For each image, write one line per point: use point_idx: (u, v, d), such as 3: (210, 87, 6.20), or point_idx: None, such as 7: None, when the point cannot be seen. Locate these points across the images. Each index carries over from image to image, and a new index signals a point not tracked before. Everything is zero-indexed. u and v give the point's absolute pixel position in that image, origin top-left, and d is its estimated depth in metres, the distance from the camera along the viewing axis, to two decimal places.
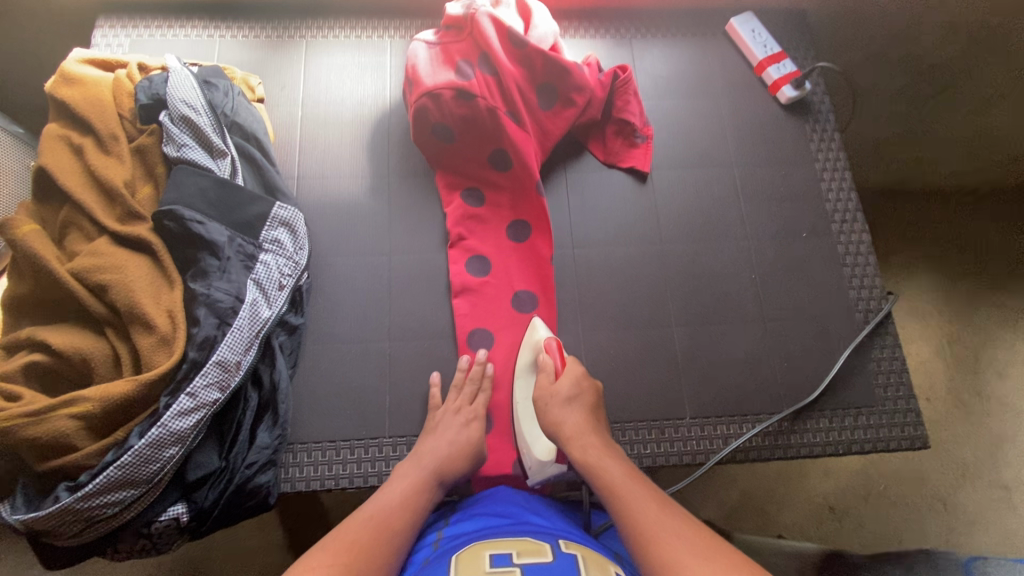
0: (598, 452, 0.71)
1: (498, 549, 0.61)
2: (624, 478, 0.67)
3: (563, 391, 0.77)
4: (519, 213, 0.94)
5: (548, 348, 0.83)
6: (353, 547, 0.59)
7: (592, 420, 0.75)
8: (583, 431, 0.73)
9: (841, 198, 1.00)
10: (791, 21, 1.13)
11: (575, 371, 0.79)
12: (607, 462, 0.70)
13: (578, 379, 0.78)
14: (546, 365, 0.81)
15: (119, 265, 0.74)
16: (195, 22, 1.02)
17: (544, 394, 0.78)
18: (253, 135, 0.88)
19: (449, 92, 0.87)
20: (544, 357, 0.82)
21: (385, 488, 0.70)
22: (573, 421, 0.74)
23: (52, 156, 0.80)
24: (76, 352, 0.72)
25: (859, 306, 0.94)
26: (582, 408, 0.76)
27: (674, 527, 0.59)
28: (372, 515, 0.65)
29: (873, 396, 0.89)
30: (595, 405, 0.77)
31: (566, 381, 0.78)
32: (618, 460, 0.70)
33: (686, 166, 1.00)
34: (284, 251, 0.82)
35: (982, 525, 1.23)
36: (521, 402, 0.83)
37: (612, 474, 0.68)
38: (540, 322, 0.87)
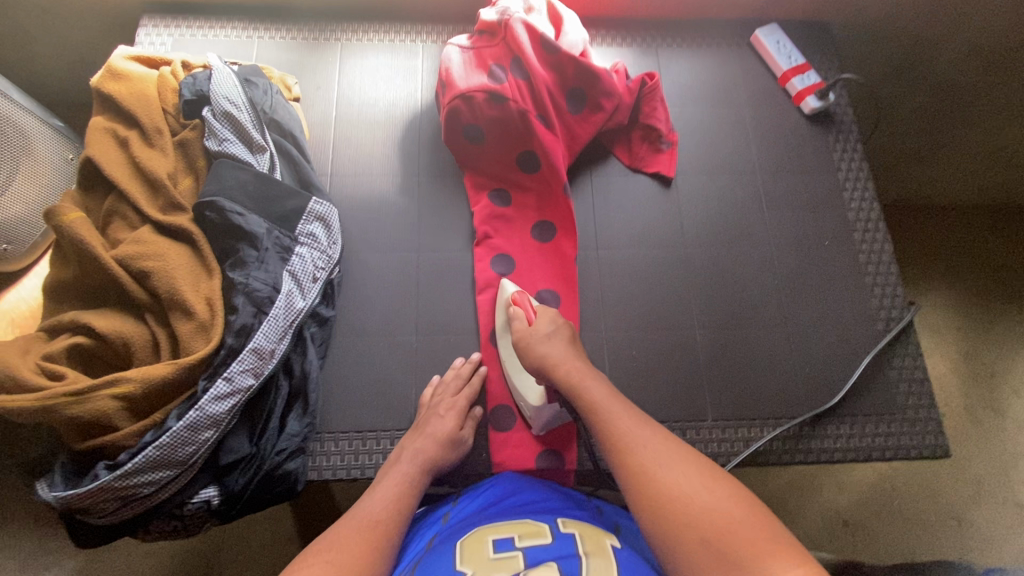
0: (580, 375, 0.74)
1: (500, 534, 0.62)
2: (605, 398, 0.70)
3: (542, 329, 0.81)
4: (545, 214, 0.95)
5: (519, 301, 0.86)
6: (346, 550, 0.61)
7: (573, 348, 0.79)
8: (567, 359, 0.77)
9: (864, 208, 1.01)
10: (815, 34, 1.15)
11: (549, 314, 0.84)
12: (589, 383, 0.73)
13: (555, 316, 0.83)
14: (518, 315, 0.84)
15: (160, 253, 0.76)
16: (235, 24, 1.05)
17: (524, 335, 0.82)
18: (289, 132, 0.91)
19: (481, 95, 0.89)
20: (514, 309, 0.85)
21: (372, 491, 0.71)
22: (556, 352, 0.78)
23: (98, 147, 0.83)
24: (117, 335, 0.74)
25: (881, 314, 0.95)
26: (562, 339, 0.80)
27: (644, 437, 0.63)
28: (364, 521, 0.66)
29: (894, 404, 0.90)
30: (573, 337, 0.81)
31: (543, 321, 0.82)
32: (599, 383, 0.73)
33: (709, 172, 1.01)
34: (319, 244, 0.85)
35: (997, 542, 1.22)
36: (504, 355, 0.87)
37: (593, 395, 0.71)
38: (509, 279, 0.90)
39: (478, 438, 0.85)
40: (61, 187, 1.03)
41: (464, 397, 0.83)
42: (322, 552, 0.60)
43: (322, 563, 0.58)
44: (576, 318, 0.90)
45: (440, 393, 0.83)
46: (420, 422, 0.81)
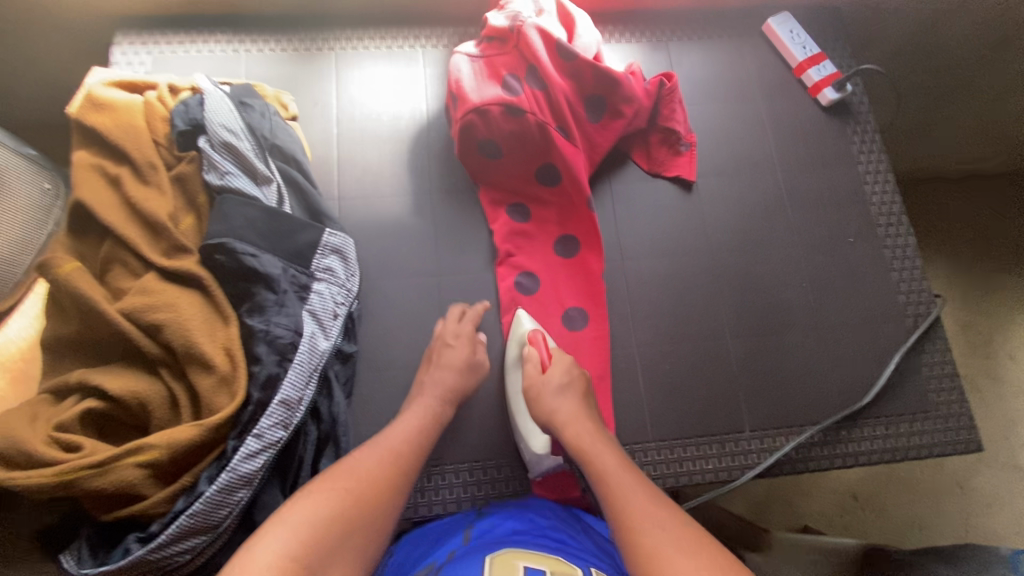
0: (592, 439, 0.72)
1: (531, 562, 0.59)
2: (617, 470, 0.67)
3: (555, 380, 0.78)
4: (567, 227, 0.92)
5: (534, 340, 0.83)
6: (366, 477, 0.64)
7: (586, 404, 0.77)
8: (578, 417, 0.74)
9: (886, 201, 0.99)
10: (827, 18, 1.11)
11: (564, 362, 0.81)
12: (602, 452, 0.70)
13: (569, 367, 0.80)
14: (531, 356, 0.82)
15: (171, 303, 0.71)
16: (219, 37, 0.97)
17: (535, 382, 0.79)
18: (293, 157, 0.85)
19: (497, 108, 0.83)
20: (529, 350, 0.83)
21: (395, 421, 0.74)
22: (566, 408, 0.76)
23: (88, 189, 0.77)
24: (133, 397, 0.69)
25: (908, 310, 0.94)
26: (574, 398, 0.77)
27: (655, 516, 0.60)
28: (386, 449, 0.68)
29: (926, 402, 0.90)
30: (585, 392, 0.79)
31: (557, 370, 0.79)
32: (613, 450, 0.70)
33: (728, 173, 0.99)
34: (337, 279, 0.80)
35: (999, 506, 1.25)
36: (512, 395, 0.84)
37: (604, 462, 0.68)
38: (525, 315, 0.87)
39: (517, 468, 0.84)
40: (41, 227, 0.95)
41: (468, 325, 0.83)
42: (343, 475, 0.63)
43: (340, 487, 0.61)
44: (606, 336, 0.88)
45: (448, 323, 0.84)
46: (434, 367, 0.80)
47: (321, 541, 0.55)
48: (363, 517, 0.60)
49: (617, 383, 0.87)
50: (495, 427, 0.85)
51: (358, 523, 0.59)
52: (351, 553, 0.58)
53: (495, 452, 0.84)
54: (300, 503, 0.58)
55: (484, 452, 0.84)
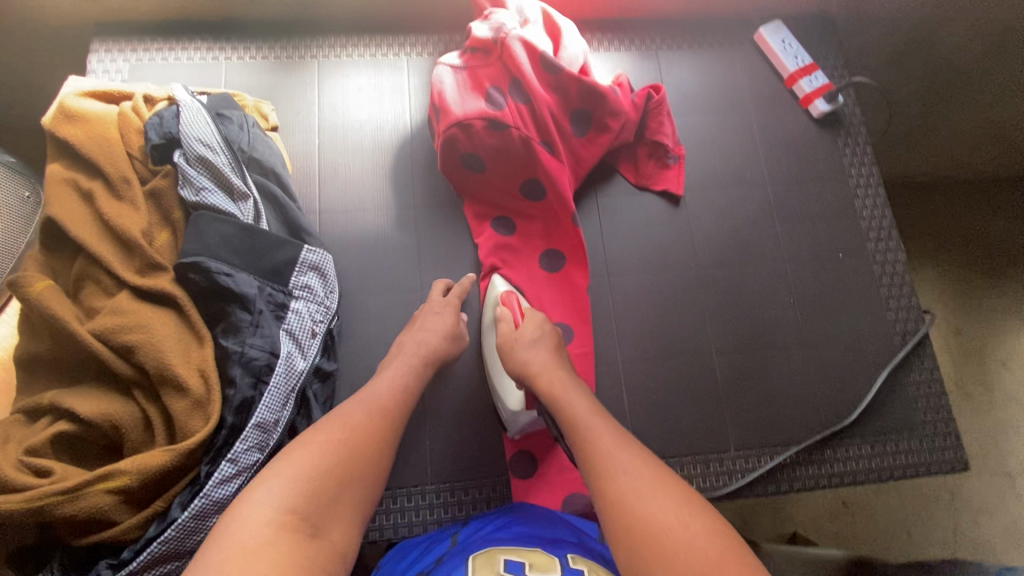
0: (563, 386, 0.71)
1: (511, 555, 0.58)
2: (586, 413, 0.66)
3: (527, 335, 0.78)
4: (552, 242, 0.91)
5: (507, 301, 0.83)
6: (358, 430, 0.63)
7: (558, 358, 0.76)
8: (549, 367, 0.74)
9: (876, 216, 0.98)
10: (820, 27, 1.09)
11: (536, 319, 0.80)
12: (572, 398, 0.69)
13: (541, 323, 0.80)
14: (505, 315, 0.81)
15: (144, 323, 0.70)
16: (199, 43, 0.95)
17: (508, 339, 0.78)
18: (272, 170, 0.84)
19: (480, 122, 0.82)
20: (502, 309, 0.82)
21: (379, 375, 0.73)
22: (539, 360, 0.75)
23: (60, 204, 0.75)
24: (104, 419, 0.68)
25: (897, 327, 0.93)
26: (546, 348, 0.77)
27: (622, 458, 0.59)
28: (374, 405, 0.67)
29: (913, 420, 0.89)
30: (558, 345, 0.78)
31: (530, 327, 0.79)
32: (583, 396, 0.69)
33: (717, 185, 0.97)
34: (315, 296, 0.79)
35: (988, 516, 1.25)
36: (489, 353, 0.85)
37: (574, 407, 0.67)
38: (499, 277, 0.87)
39: (499, 487, 0.83)
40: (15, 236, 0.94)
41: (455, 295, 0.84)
42: (335, 427, 0.62)
43: (332, 438, 0.60)
44: (590, 353, 0.87)
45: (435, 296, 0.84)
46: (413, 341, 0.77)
47: (318, 493, 0.55)
48: (358, 471, 0.60)
49: (601, 401, 0.86)
50: (476, 446, 0.84)
51: (354, 474, 0.59)
52: (349, 504, 0.58)
53: (477, 471, 0.83)
54: (295, 456, 0.57)
55: (466, 472, 0.83)
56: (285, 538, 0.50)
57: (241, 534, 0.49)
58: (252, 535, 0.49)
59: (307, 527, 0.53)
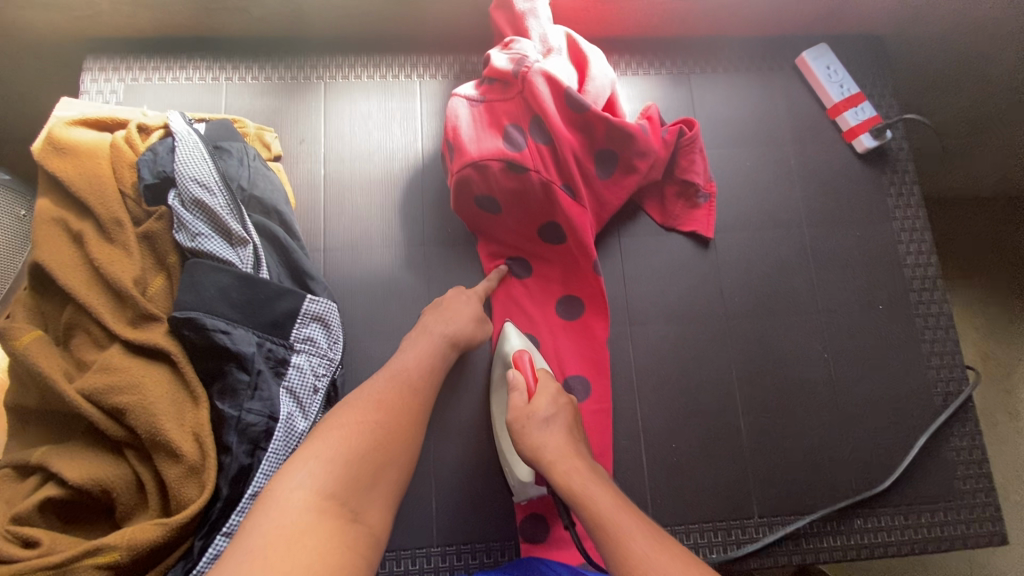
0: (582, 477, 0.65)
1: None
2: (614, 511, 0.60)
3: (541, 411, 0.71)
4: (570, 287, 0.85)
5: (518, 363, 0.77)
6: (390, 413, 0.64)
7: (573, 439, 0.70)
8: (568, 455, 0.68)
9: (921, 263, 0.91)
10: (868, 50, 1.00)
11: (551, 390, 0.74)
12: (596, 493, 0.63)
13: (555, 397, 0.73)
14: (517, 383, 0.74)
15: (136, 382, 0.65)
16: (198, 62, 0.89)
17: (520, 415, 0.71)
18: (274, 209, 0.78)
19: (498, 164, 0.75)
20: (515, 373, 0.76)
21: (402, 354, 0.72)
22: (555, 442, 0.69)
23: (48, 248, 0.70)
24: (95, 484, 0.64)
25: (938, 388, 0.87)
26: (562, 428, 0.71)
27: (654, 555, 0.54)
28: (402, 385, 0.68)
29: (950, 489, 0.84)
30: (573, 423, 0.72)
31: (543, 400, 0.73)
32: (605, 487, 0.64)
33: (750, 226, 0.90)
34: (318, 349, 0.74)
35: None
36: (497, 423, 0.79)
37: (596, 502, 0.62)
38: (512, 330, 0.81)
39: (508, 550, 0.78)
40: (20, 246, 0.90)
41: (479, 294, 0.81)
42: (367, 411, 0.63)
43: (365, 421, 0.61)
44: (608, 410, 0.81)
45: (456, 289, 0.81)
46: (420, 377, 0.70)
47: (355, 478, 0.56)
48: (391, 458, 0.60)
49: (619, 462, 0.81)
50: (486, 508, 0.79)
51: (388, 458, 0.60)
52: (385, 489, 0.59)
53: (486, 533, 0.79)
54: (330, 436, 0.59)
55: (474, 533, 0.78)
56: (326, 521, 0.51)
57: (283, 519, 0.50)
58: (293, 520, 0.50)
59: (345, 512, 0.54)
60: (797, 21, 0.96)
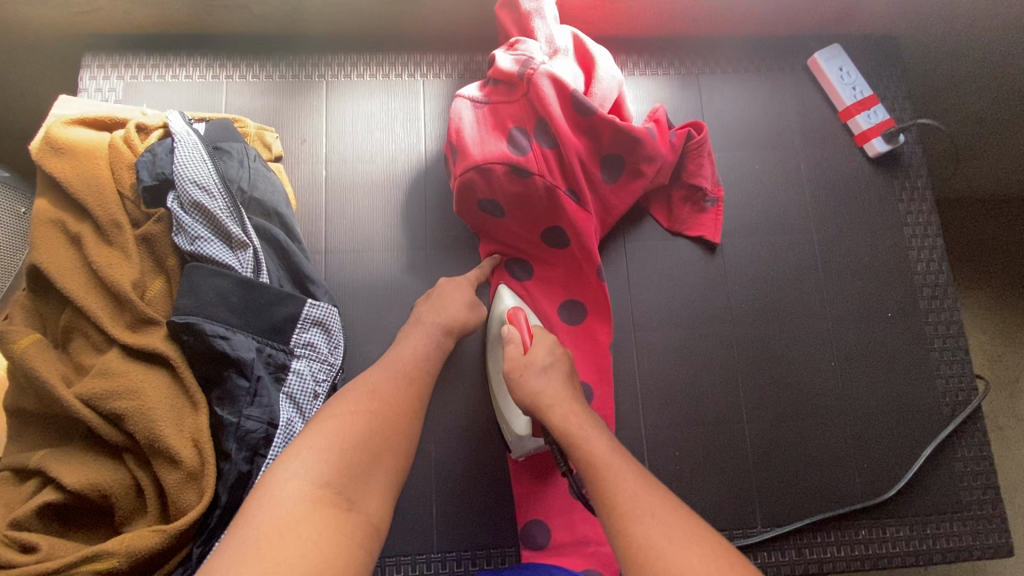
0: (579, 421, 0.63)
1: None
2: (608, 455, 0.58)
3: (538, 359, 0.69)
4: (573, 292, 0.84)
5: (514, 319, 0.75)
6: (387, 401, 0.63)
7: (571, 387, 0.68)
8: (563, 399, 0.66)
9: (932, 271, 0.90)
10: (881, 51, 0.98)
11: (548, 340, 0.72)
12: (591, 436, 0.61)
13: (552, 346, 0.71)
14: (512, 336, 0.72)
15: (134, 388, 0.65)
16: (198, 60, 0.87)
17: (517, 364, 0.69)
18: (274, 211, 0.77)
19: (501, 167, 0.74)
20: (509, 329, 0.74)
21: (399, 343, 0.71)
22: (551, 389, 0.67)
23: (46, 250, 0.69)
24: (93, 489, 0.64)
25: (947, 398, 0.86)
26: (560, 376, 0.69)
27: (649, 505, 0.52)
28: (400, 375, 0.67)
29: (957, 500, 0.83)
30: (571, 371, 0.70)
31: (541, 350, 0.71)
32: (601, 433, 0.61)
33: (758, 231, 0.89)
34: (318, 354, 0.73)
35: None
36: (493, 375, 0.79)
37: (592, 446, 0.59)
38: (507, 291, 0.80)
39: (509, 558, 0.77)
40: (19, 245, 0.89)
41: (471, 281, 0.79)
42: (362, 400, 0.61)
43: (359, 410, 0.60)
44: (611, 417, 0.80)
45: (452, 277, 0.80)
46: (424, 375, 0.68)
47: (350, 468, 0.56)
48: (388, 445, 0.60)
49: None
50: (486, 515, 0.78)
51: (386, 447, 0.59)
52: (384, 477, 0.58)
53: (487, 540, 0.78)
54: (325, 425, 0.58)
55: (474, 541, 0.77)
56: (321, 513, 0.51)
57: (277, 510, 0.50)
58: (288, 511, 0.50)
59: (340, 501, 0.53)
60: (809, 21, 0.94)
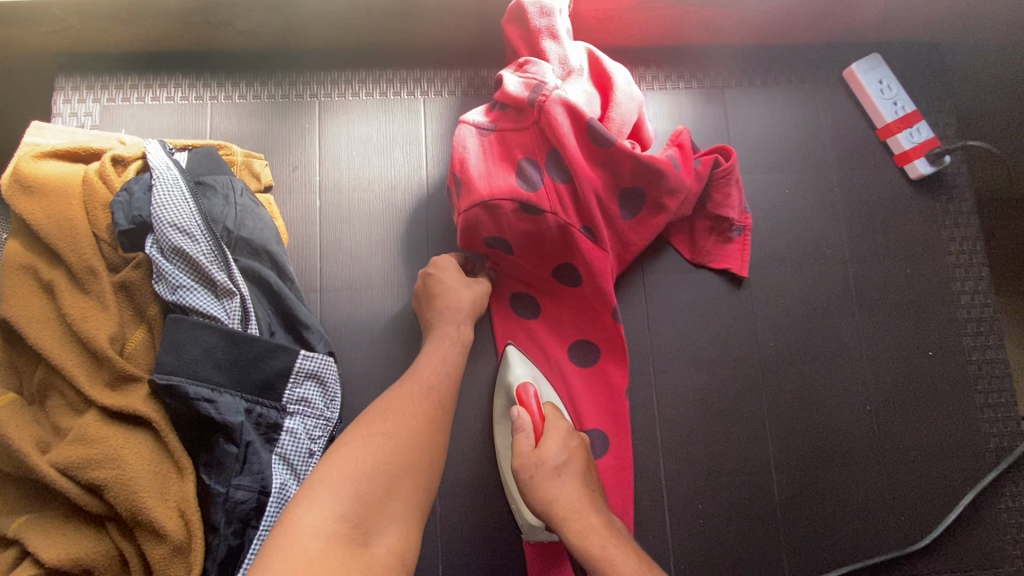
0: (601, 538, 0.60)
1: None
2: (636, 574, 0.56)
3: (551, 458, 0.66)
4: (583, 332, 0.77)
5: (524, 399, 0.71)
6: (402, 419, 0.58)
7: (586, 490, 0.65)
8: (580, 509, 0.63)
9: (976, 304, 0.83)
10: (925, 60, 0.89)
11: (560, 433, 0.69)
12: (615, 554, 0.58)
13: (565, 441, 0.68)
14: (523, 425, 0.69)
15: (114, 455, 0.60)
16: (180, 80, 0.80)
17: (528, 463, 0.66)
18: (264, 249, 0.71)
19: (510, 204, 0.67)
20: (520, 413, 0.70)
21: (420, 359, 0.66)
22: (566, 496, 0.64)
23: (16, 301, 0.63)
24: (74, 564, 0.59)
25: (990, 443, 0.80)
26: (575, 478, 0.66)
27: None
28: (416, 389, 0.61)
29: (999, 554, 0.78)
30: (586, 469, 0.67)
31: (552, 446, 0.67)
32: (626, 551, 0.59)
33: (788, 262, 0.82)
34: (313, 410, 0.68)
35: None
36: (501, 450, 0.74)
37: (619, 565, 0.57)
38: (516, 356, 0.75)
39: None
40: None
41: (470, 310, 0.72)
42: (378, 419, 0.57)
43: (377, 432, 0.55)
44: (629, 469, 0.74)
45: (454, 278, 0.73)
46: (435, 398, 0.61)
47: (366, 496, 0.51)
48: (408, 469, 0.55)
49: (641, 525, 0.75)
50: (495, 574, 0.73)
51: (405, 469, 0.54)
52: (405, 501, 0.53)
53: None
54: (343, 450, 0.53)
55: None
56: (337, 549, 0.47)
57: (291, 548, 0.45)
58: (303, 549, 0.46)
59: (357, 534, 0.49)
60: (847, 29, 0.86)
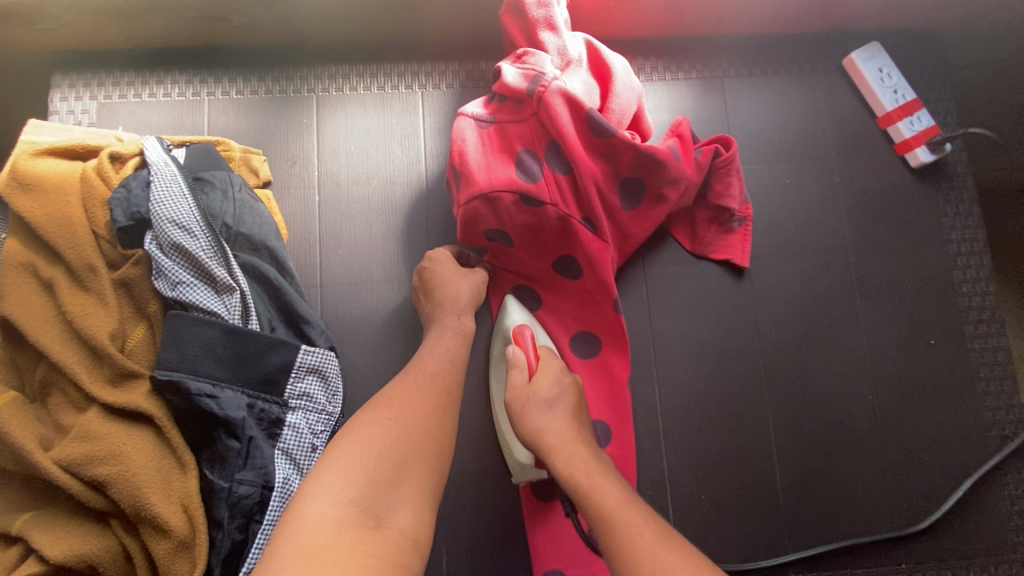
0: (587, 468, 0.58)
1: None
2: (620, 503, 0.54)
3: (544, 391, 0.66)
4: (584, 323, 0.77)
5: (518, 339, 0.71)
6: (407, 405, 0.57)
7: (576, 425, 0.64)
8: (569, 439, 0.62)
9: (978, 292, 0.83)
10: (925, 48, 0.89)
11: (554, 368, 0.69)
12: (601, 485, 0.56)
13: (559, 375, 0.68)
14: (518, 361, 0.69)
15: (117, 452, 0.60)
16: (177, 77, 0.80)
17: (520, 395, 0.66)
18: (264, 245, 0.71)
19: (510, 196, 0.67)
20: (514, 351, 0.70)
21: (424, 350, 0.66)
22: (558, 428, 0.63)
23: (17, 299, 0.63)
24: (78, 561, 0.59)
25: (993, 431, 0.80)
26: (566, 413, 0.65)
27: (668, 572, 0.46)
28: (420, 378, 0.61)
29: (1003, 541, 0.78)
30: (578, 408, 0.67)
31: (546, 380, 0.67)
32: (614, 483, 0.56)
33: (789, 251, 0.82)
34: (315, 405, 0.68)
35: None
36: (496, 403, 0.74)
37: (603, 494, 0.55)
38: (512, 304, 0.75)
39: None
40: None
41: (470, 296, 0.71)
42: (381, 407, 0.57)
43: (380, 420, 0.55)
44: (632, 459, 0.74)
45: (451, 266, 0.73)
46: (438, 388, 0.61)
47: (373, 480, 0.50)
48: (415, 454, 0.54)
49: None
50: (499, 567, 0.73)
51: (409, 455, 0.54)
52: (416, 486, 0.53)
53: None
54: (348, 438, 0.53)
55: None
56: (347, 534, 0.46)
57: (300, 535, 0.45)
58: (313, 535, 0.45)
59: (367, 518, 0.48)
60: (847, 18, 0.85)
